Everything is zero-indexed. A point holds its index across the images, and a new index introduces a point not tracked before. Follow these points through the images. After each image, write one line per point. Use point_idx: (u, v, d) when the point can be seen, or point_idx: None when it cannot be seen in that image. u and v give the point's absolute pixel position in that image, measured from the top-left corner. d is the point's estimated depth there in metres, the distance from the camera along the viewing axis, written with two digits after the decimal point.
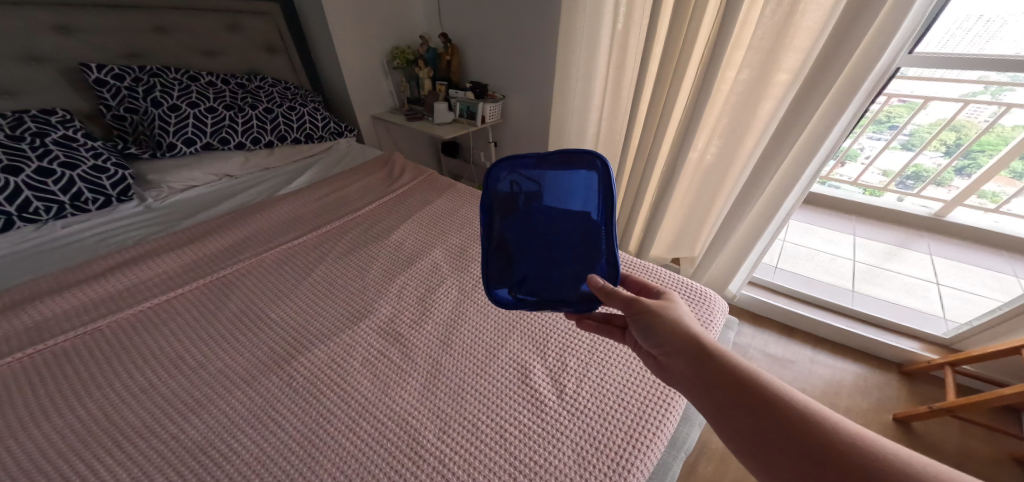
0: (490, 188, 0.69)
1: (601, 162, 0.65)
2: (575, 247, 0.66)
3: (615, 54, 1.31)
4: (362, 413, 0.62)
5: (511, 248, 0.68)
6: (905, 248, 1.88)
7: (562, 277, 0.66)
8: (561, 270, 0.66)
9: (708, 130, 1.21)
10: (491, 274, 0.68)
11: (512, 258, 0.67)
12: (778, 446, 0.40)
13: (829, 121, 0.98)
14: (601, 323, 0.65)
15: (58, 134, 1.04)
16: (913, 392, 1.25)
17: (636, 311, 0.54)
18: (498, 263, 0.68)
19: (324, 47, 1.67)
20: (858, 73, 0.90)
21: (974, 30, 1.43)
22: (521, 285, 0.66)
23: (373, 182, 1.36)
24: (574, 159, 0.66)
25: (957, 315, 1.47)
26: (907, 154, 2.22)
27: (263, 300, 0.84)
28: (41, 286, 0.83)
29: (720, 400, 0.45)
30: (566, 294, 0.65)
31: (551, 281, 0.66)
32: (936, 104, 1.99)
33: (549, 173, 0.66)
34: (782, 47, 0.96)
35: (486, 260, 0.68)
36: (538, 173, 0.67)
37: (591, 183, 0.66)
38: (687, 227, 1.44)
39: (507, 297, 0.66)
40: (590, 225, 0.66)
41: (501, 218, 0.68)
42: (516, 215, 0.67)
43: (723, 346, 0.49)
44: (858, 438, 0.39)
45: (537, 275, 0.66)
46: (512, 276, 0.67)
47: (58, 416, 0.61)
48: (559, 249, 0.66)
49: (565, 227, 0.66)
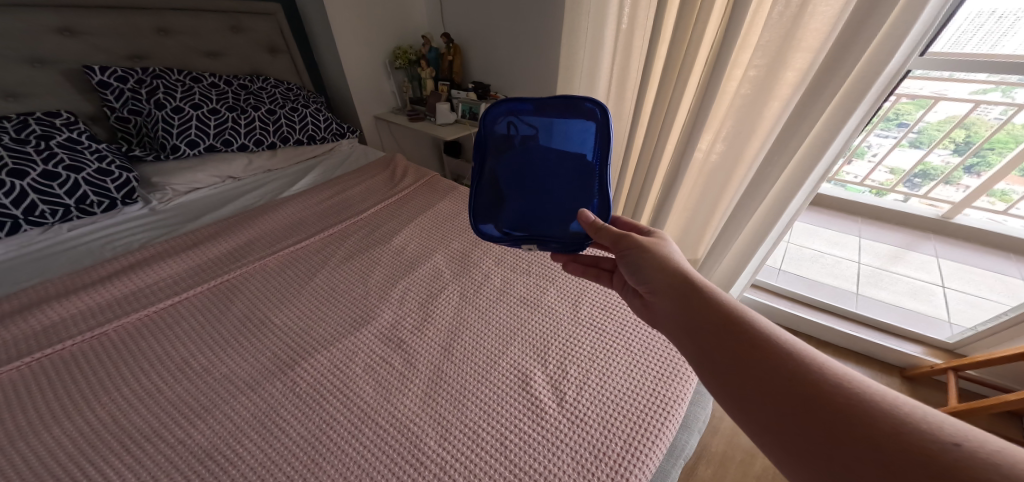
0: (487, 129, 0.71)
1: (600, 110, 0.66)
2: (567, 187, 0.68)
3: (618, 55, 1.30)
4: (364, 418, 0.63)
5: (502, 186, 0.70)
6: (911, 250, 1.86)
7: (549, 215, 0.68)
8: (552, 209, 0.68)
9: (713, 131, 1.20)
10: (482, 210, 0.71)
11: (501, 197, 0.70)
12: (754, 387, 0.42)
13: (836, 124, 0.96)
14: (590, 266, 0.72)
15: (62, 137, 1.05)
16: (916, 396, 1.25)
17: (625, 247, 0.57)
18: (489, 199, 0.71)
19: (326, 47, 1.67)
20: (868, 76, 0.88)
21: (987, 27, 1.39)
22: (509, 222, 0.69)
23: (375, 184, 1.36)
24: (575, 105, 0.67)
25: (962, 319, 1.46)
26: (918, 152, 2.18)
27: (267, 305, 0.85)
28: (49, 289, 0.84)
29: (703, 341, 0.48)
30: (554, 231, 0.67)
31: (540, 219, 0.68)
32: (946, 103, 1.97)
33: (547, 117, 0.68)
34: (791, 47, 0.96)
35: (477, 195, 0.71)
36: (536, 118, 0.69)
37: (589, 129, 0.67)
38: (690, 229, 1.43)
39: (494, 232, 0.69)
40: (585, 168, 0.68)
41: (494, 158, 0.71)
42: (510, 156, 0.70)
43: (709, 284, 0.52)
44: (838, 378, 0.40)
45: (525, 212, 0.69)
46: (500, 214, 0.69)
47: (66, 421, 0.62)
48: (551, 190, 0.68)
49: (559, 169, 0.68)
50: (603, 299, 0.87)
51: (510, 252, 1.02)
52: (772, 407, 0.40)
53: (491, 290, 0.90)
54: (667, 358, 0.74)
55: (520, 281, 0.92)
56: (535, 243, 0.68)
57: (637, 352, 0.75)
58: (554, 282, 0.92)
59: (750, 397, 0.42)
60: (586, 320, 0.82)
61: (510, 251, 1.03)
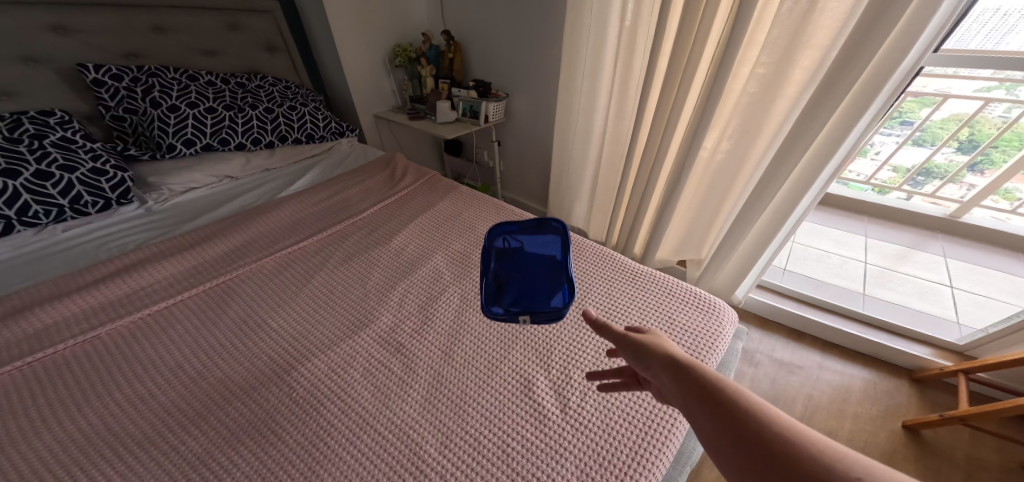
0: (485, 245, 0.93)
1: (559, 224, 0.94)
2: (546, 272, 0.86)
3: (622, 53, 1.27)
4: (362, 425, 0.61)
5: (502, 279, 0.85)
6: (918, 250, 1.84)
7: (539, 294, 0.82)
8: (541, 290, 0.83)
9: (719, 129, 1.18)
10: (488, 296, 0.81)
11: (502, 287, 0.83)
12: (688, 376, 0.42)
13: (848, 122, 0.94)
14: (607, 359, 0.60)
15: (56, 136, 1.03)
16: (925, 398, 1.22)
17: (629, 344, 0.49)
18: (491, 288, 0.83)
19: (325, 45, 1.65)
20: (881, 72, 0.86)
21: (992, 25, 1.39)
22: (509, 300, 0.80)
23: (375, 183, 1.34)
24: (544, 225, 0.95)
25: (971, 320, 1.43)
26: (923, 150, 2.15)
27: (264, 308, 0.83)
28: (41, 291, 0.83)
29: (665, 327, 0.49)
30: (546, 306, 0.79)
31: (532, 297, 0.81)
32: (952, 101, 1.94)
33: (526, 236, 0.94)
34: (798, 45, 0.93)
35: (483, 290, 0.82)
36: (519, 236, 0.94)
37: (557, 239, 0.93)
38: (694, 229, 1.41)
39: (499, 310, 0.77)
40: (558, 257, 0.88)
41: (494, 262, 0.89)
42: (506, 259, 0.90)
43: None
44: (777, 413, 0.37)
45: (520, 292, 0.82)
46: (501, 298, 0.80)
47: (57, 427, 0.60)
48: (539, 278, 0.85)
49: (542, 264, 0.88)
50: (606, 301, 0.85)
51: None
52: (692, 398, 0.41)
53: None
54: None
55: None
56: (530, 314, 0.77)
57: None
58: None
59: (679, 381, 0.43)
60: (590, 323, 0.80)
61: None
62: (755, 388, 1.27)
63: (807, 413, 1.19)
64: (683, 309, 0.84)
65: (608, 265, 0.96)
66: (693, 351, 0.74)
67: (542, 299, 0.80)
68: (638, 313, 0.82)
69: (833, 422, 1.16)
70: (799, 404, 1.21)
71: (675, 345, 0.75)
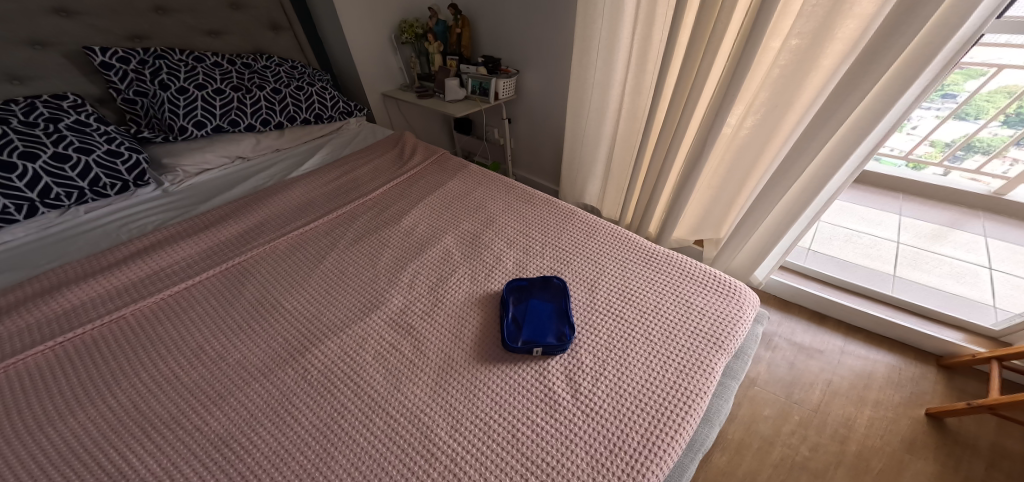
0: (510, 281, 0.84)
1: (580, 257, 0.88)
2: (569, 309, 0.77)
3: (641, 24, 1.19)
4: (375, 408, 0.62)
5: (519, 315, 0.76)
6: (956, 229, 1.73)
7: (556, 337, 0.72)
8: (561, 330, 0.74)
9: (745, 103, 1.10)
10: (499, 331, 0.73)
11: (518, 325, 0.74)
12: None
13: (893, 94, 0.85)
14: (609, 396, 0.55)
15: (71, 119, 1.04)
16: (952, 386, 1.18)
17: None
18: (506, 323, 0.74)
19: (328, 22, 1.59)
20: (935, 41, 0.77)
21: None
22: (525, 336, 0.72)
23: (384, 163, 1.32)
24: (563, 261, 0.89)
25: (1009, 304, 1.35)
26: (967, 125, 1.96)
27: (279, 289, 0.84)
28: (68, 273, 0.86)
29: None
30: (563, 345, 0.70)
31: (547, 335, 0.73)
32: (1009, 72, 1.76)
33: (551, 277, 0.84)
34: (839, 13, 0.84)
35: (495, 326, 0.75)
36: (545, 275, 0.85)
37: (578, 278, 0.85)
38: (714, 207, 1.35)
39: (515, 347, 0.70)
40: (579, 299, 0.80)
41: (513, 296, 0.81)
42: (524, 295, 0.82)
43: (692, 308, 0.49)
44: None
45: (538, 332, 0.73)
46: (518, 335, 0.72)
47: (90, 405, 0.63)
48: (561, 318, 0.76)
49: (564, 302, 0.79)
50: (621, 283, 0.83)
51: (523, 232, 0.98)
52: None
53: (504, 273, 0.87)
54: (689, 348, 0.70)
55: (534, 264, 0.89)
56: (546, 354, 0.69)
57: (656, 342, 0.71)
58: (570, 264, 0.88)
59: None
60: (603, 305, 0.78)
61: (523, 231, 0.99)
62: (772, 372, 1.24)
63: (825, 399, 1.16)
64: (701, 292, 0.81)
65: (623, 245, 0.94)
66: (710, 336, 0.72)
67: (559, 328, 0.74)
68: (653, 296, 0.80)
69: (852, 409, 1.13)
70: (817, 389, 1.19)
71: (692, 330, 0.73)
